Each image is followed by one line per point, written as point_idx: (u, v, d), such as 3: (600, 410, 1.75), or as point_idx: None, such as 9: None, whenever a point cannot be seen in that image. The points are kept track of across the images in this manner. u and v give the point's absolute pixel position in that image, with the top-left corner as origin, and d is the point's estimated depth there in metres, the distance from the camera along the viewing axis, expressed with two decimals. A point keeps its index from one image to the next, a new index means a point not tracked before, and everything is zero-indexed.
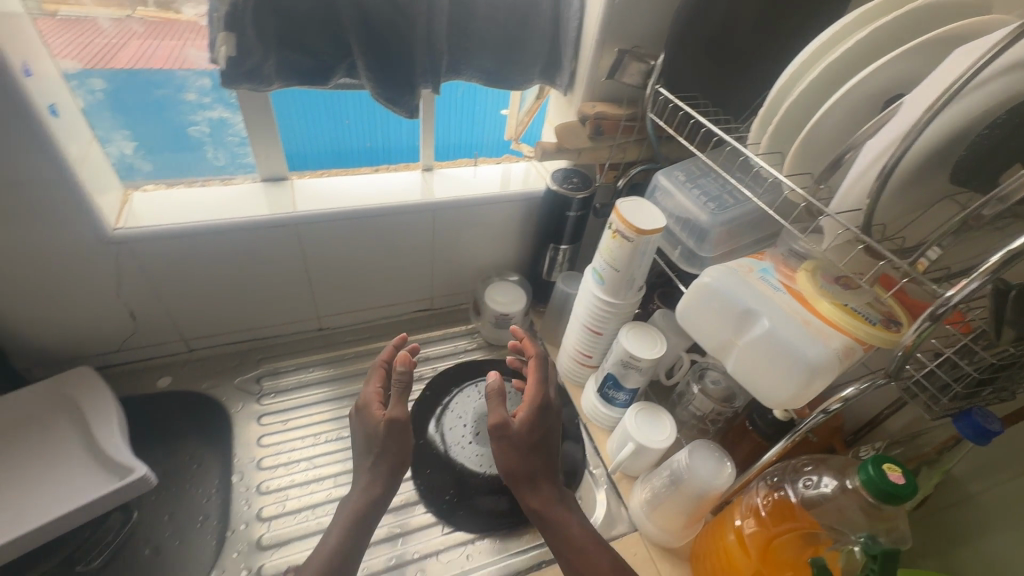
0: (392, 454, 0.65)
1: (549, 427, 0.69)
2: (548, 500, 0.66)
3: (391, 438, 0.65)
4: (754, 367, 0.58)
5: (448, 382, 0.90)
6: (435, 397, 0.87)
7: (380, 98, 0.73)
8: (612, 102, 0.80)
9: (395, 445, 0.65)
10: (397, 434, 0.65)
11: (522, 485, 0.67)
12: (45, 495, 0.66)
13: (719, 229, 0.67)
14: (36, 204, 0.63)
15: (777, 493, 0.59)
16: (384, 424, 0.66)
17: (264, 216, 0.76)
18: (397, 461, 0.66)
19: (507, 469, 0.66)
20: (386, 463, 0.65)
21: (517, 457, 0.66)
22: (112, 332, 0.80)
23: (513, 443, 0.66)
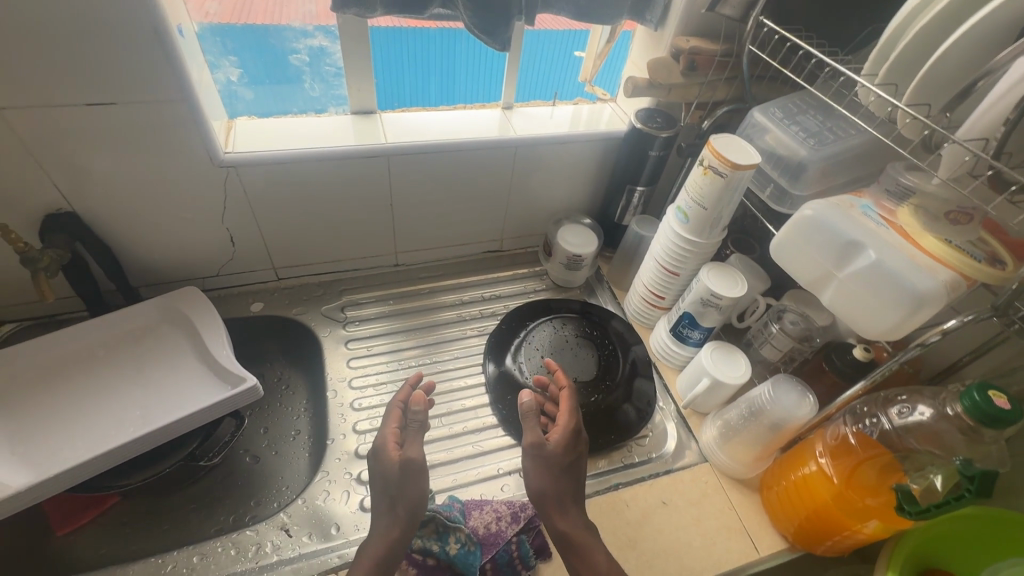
0: (408, 495, 0.62)
1: (577, 463, 0.69)
2: (577, 527, 0.63)
3: (405, 482, 0.63)
4: (855, 298, 0.59)
5: (522, 318, 0.93)
6: (511, 331, 0.91)
7: (476, 30, 0.73)
8: (705, 37, 0.79)
9: (413, 488, 0.63)
10: (408, 482, 0.63)
11: (550, 507, 0.64)
12: (168, 398, 0.73)
13: (819, 164, 0.67)
14: (159, 124, 0.66)
15: (865, 423, 0.61)
16: (400, 464, 0.64)
17: (359, 146, 0.78)
18: (412, 513, 0.62)
19: (537, 488, 0.65)
20: (405, 510, 0.62)
21: (549, 479, 0.66)
22: (213, 256, 0.85)
23: (545, 462, 0.66)
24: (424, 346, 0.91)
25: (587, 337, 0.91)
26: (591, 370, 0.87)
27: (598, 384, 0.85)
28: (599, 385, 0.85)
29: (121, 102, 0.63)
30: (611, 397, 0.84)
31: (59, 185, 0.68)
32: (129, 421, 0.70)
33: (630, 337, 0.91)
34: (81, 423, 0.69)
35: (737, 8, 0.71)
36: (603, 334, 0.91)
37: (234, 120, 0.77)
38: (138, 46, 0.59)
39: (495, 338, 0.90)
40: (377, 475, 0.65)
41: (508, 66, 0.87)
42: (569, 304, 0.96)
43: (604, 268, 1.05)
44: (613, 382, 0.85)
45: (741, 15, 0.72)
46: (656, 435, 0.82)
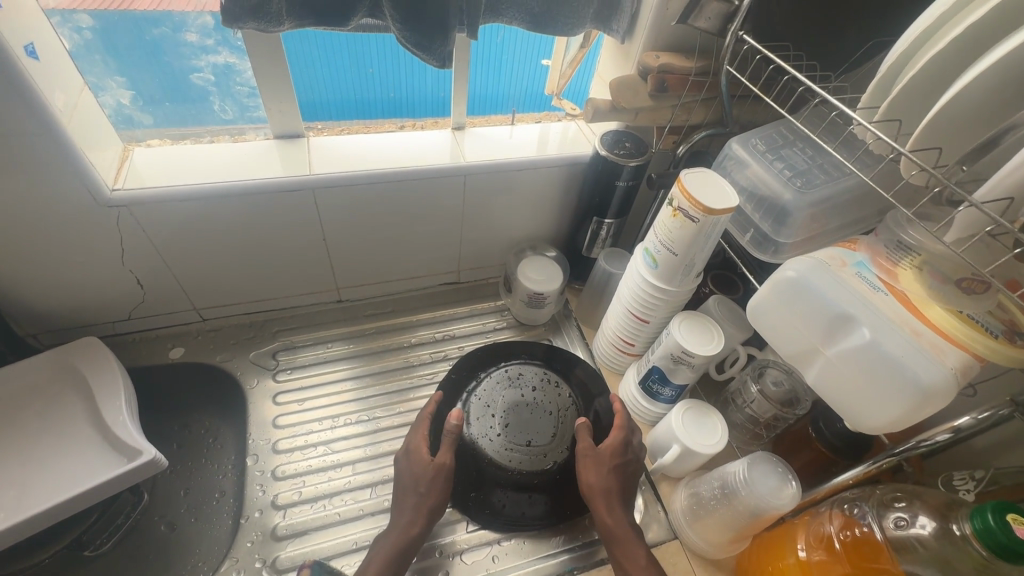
0: (438, 494, 0.65)
1: (631, 469, 0.69)
2: (623, 523, 0.64)
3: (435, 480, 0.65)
4: (844, 382, 0.49)
5: (475, 365, 0.82)
6: (460, 381, 0.80)
7: (407, 44, 0.62)
8: (678, 52, 0.68)
9: (438, 489, 0.65)
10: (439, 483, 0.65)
11: (597, 501, 0.65)
12: (52, 474, 0.63)
13: (806, 211, 0.57)
14: (20, 159, 0.55)
15: (857, 529, 0.51)
16: (431, 468, 0.66)
17: (276, 178, 0.68)
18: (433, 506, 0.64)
19: (588, 482, 0.66)
20: (429, 509, 0.64)
21: (599, 475, 0.67)
22: (120, 299, 0.75)
23: (595, 462, 0.67)
24: (365, 399, 0.81)
25: (546, 390, 0.79)
26: (551, 430, 0.75)
27: (557, 448, 0.73)
28: (559, 449, 0.73)
29: None
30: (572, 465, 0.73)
31: None
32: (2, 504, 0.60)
33: (594, 387, 0.81)
34: None
35: (713, 19, 0.60)
36: (563, 387, 0.80)
37: (131, 148, 0.67)
38: None
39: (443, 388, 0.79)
40: (404, 474, 0.67)
41: (455, 80, 0.76)
42: (529, 347, 0.85)
43: (572, 302, 0.95)
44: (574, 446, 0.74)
45: (718, 28, 0.61)
46: None
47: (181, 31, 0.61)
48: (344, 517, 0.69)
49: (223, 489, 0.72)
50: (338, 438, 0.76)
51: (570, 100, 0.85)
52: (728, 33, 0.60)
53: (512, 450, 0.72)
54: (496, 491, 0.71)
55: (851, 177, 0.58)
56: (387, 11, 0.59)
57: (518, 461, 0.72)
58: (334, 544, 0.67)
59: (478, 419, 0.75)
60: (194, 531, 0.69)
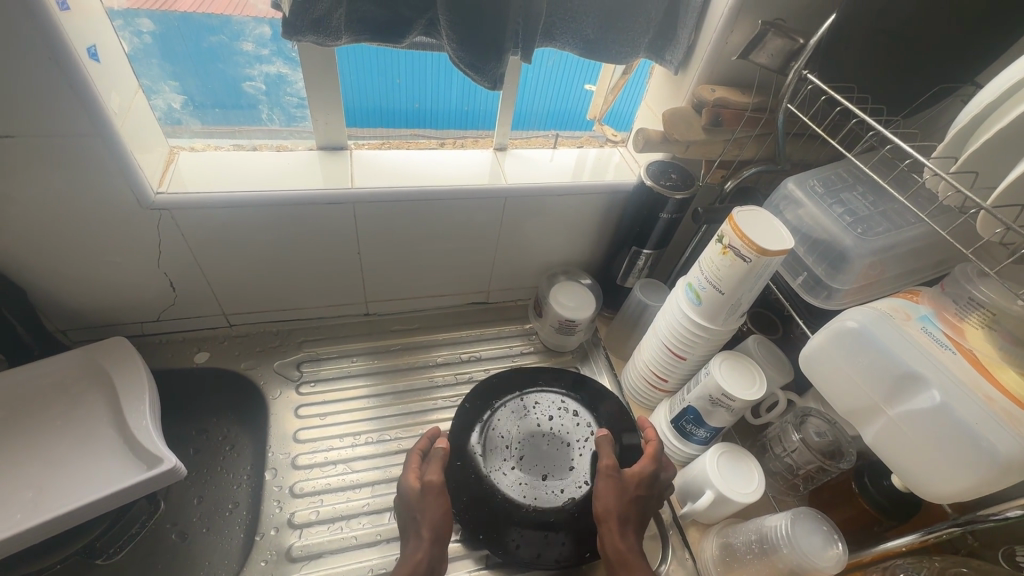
0: (435, 519, 0.61)
1: (651, 504, 0.66)
2: (635, 553, 0.61)
3: (425, 501, 0.63)
4: (906, 445, 0.46)
5: (494, 392, 0.79)
6: (478, 409, 0.77)
7: (460, 65, 0.61)
8: (733, 86, 0.67)
9: (430, 510, 0.62)
10: (431, 502, 0.63)
11: (611, 524, 0.63)
12: (71, 476, 0.62)
13: (866, 258, 0.54)
14: (71, 158, 0.55)
15: None
16: (419, 490, 0.64)
17: (318, 190, 0.67)
18: (434, 527, 0.61)
19: (605, 504, 0.64)
20: (429, 528, 0.61)
21: (619, 499, 0.64)
22: (152, 300, 0.74)
23: (616, 485, 0.65)
24: (386, 418, 0.79)
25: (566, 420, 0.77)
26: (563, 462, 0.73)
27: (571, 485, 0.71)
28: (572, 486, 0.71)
29: (20, 135, 0.52)
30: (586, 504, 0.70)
31: None
32: (19, 505, 0.59)
33: (622, 420, 0.79)
34: None
35: (774, 56, 0.59)
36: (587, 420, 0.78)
37: (177, 151, 0.67)
38: (35, 74, 0.48)
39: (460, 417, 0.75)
40: (400, 508, 0.65)
41: (502, 100, 0.75)
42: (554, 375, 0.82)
43: (602, 330, 0.93)
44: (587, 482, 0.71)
45: (779, 65, 0.60)
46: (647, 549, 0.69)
47: (238, 40, 0.61)
48: (360, 542, 0.66)
49: (238, 499, 0.70)
50: (358, 457, 0.74)
51: (611, 125, 0.85)
52: (790, 70, 0.58)
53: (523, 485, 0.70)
54: (509, 530, 0.67)
55: (915, 226, 0.56)
56: (444, 31, 0.58)
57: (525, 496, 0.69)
58: (348, 569, 0.64)
59: (493, 450, 0.73)
60: (205, 544, 0.67)
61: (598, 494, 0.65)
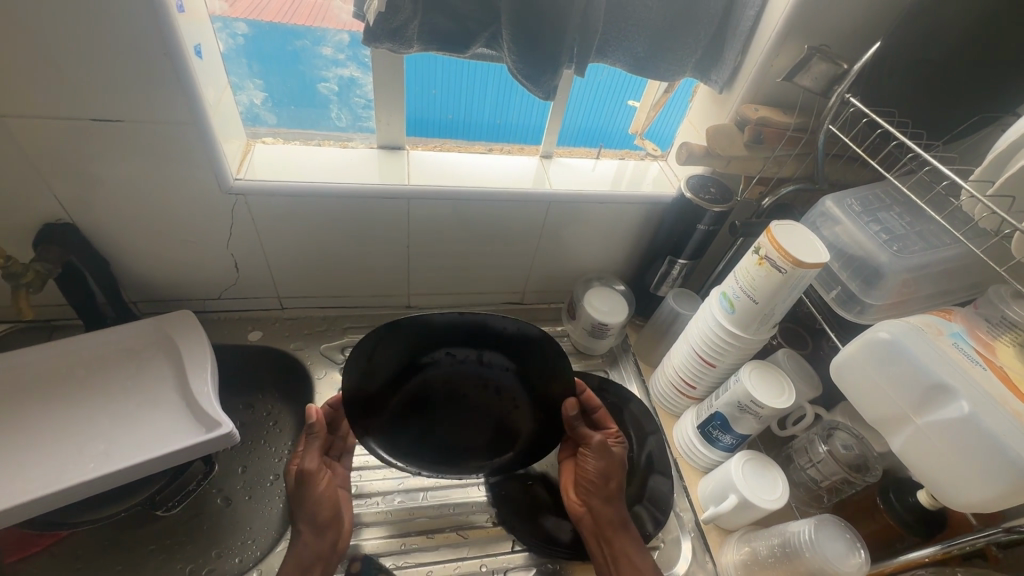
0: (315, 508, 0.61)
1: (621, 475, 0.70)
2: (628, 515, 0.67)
3: (305, 491, 0.61)
4: (933, 453, 0.48)
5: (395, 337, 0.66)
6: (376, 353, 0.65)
7: (518, 76, 0.66)
8: (776, 107, 0.70)
9: (313, 498, 0.61)
10: (310, 494, 0.61)
11: (615, 493, 0.66)
12: (137, 433, 0.67)
13: (900, 275, 0.57)
14: (168, 143, 0.62)
15: None
16: (296, 479, 0.62)
17: (377, 185, 0.72)
18: (315, 519, 0.60)
19: (612, 476, 0.66)
20: (310, 517, 0.60)
21: (618, 470, 0.67)
22: (216, 278, 0.80)
23: (611, 457, 0.67)
24: None
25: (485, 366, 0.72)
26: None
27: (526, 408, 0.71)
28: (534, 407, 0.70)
29: (129, 120, 0.59)
30: (541, 379, 0.70)
31: (58, 195, 0.64)
32: (92, 455, 0.64)
33: (648, 424, 0.81)
34: (41, 449, 0.64)
35: (818, 79, 0.63)
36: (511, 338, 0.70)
37: (254, 143, 0.73)
38: (149, 66, 0.55)
39: (348, 385, 0.62)
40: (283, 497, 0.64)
41: (552, 111, 0.80)
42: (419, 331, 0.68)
43: (631, 337, 0.95)
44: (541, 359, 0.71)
45: (822, 88, 0.63)
46: (667, 548, 0.71)
47: (319, 45, 0.67)
48: (394, 518, 0.70)
49: (279, 471, 0.78)
50: None
51: (651, 140, 0.88)
52: (833, 94, 0.61)
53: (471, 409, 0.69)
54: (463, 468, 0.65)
55: (951, 247, 0.58)
56: (506, 44, 0.63)
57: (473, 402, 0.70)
58: (381, 542, 0.68)
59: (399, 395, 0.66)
60: (248, 510, 0.74)
61: (594, 466, 0.67)
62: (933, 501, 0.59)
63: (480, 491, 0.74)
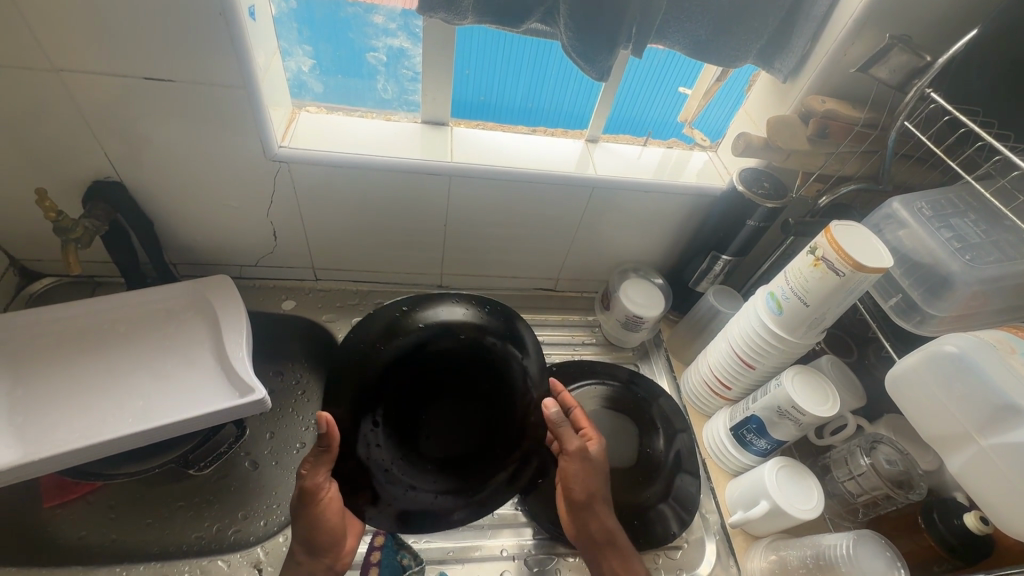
0: (321, 530, 0.56)
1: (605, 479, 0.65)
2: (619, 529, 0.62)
3: (304, 511, 0.56)
4: (994, 477, 0.46)
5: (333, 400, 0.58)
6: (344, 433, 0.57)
7: (572, 54, 0.63)
8: (844, 99, 0.66)
9: (319, 521, 0.56)
10: (310, 516, 0.56)
11: (598, 506, 0.62)
12: (171, 392, 0.68)
13: (971, 286, 0.53)
14: (217, 104, 0.61)
15: None
16: (300, 498, 0.56)
17: (421, 161, 0.71)
18: (311, 542, 0.56)
19: (589, 490, 0.62)
20: (312, 541, 0.56)
21: (597, 480, 0.62)
22: (254, 245, 0.81)
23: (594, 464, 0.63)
24: None
25: (407, 376, 0.61)
26: (607, 430, 0.76)
27: (484, 395, 0.62)
28: (487, 382, 0.62)
29: (181, 80, 0.59)
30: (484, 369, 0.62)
31: (109, 152, 0.65)
32: (131, 410, 0.65)
33: (678, 421, 0.79)
34: (82, 401, 0.65)
35: (896, 71, 0.59)
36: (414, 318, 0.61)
37: (299, 111, 0.73)
38: (204, 24, 0.54)
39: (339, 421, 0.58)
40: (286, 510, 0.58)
41: (601, 93, 0.76)
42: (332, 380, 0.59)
43: (665, 332, 0.93)
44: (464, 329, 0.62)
45: (898, 82, 0.59)
46: (690, 549, 0.70)
47: (370, 13, 0.65)
48: None
49: (305, 439, 0.79)
50: None
51: (701, 130, 0.84)
52: (911, 89, 0.58)
53: (440, 423, 0.62)
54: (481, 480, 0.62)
55: None
56: (562, 20, 0.60)
57: (427, 413, 0.61)
58: None
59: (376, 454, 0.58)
60: (274, 475, 0.75)
61: (575, 472, 0.62)
62: (981, 524, 0.56)
63: None
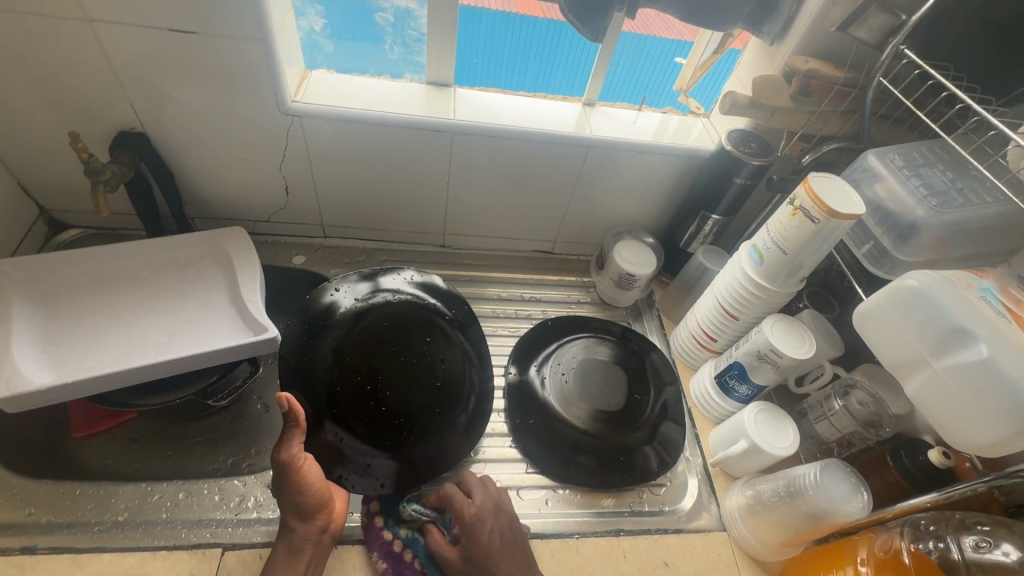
0: (308, 499, 0.60)
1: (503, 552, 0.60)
2: None
3: (285, 483, 0.59)
4: (943, 397, 0.50)
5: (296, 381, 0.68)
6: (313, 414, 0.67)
7: (570, 18, 0.68)
8: (827, 60, 0.69)
9: (301, 491, 0.59)
10: (294, 487, 0.59)
11: None
12: (190, 330, 0.73)
13: (936, 229, 0.57)
14: (235, 57, 0.66)
15: (917, 544, 0.53)
16: (279, 473, 0.59)
17: (425, 118, 0.75)
18: (300, 506, 0.59)
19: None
20: (300, 510, 0.59)
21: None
22: (267, 201, 0.85)
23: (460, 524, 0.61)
24: None
25: (354, 349, 0.71)
26: (598, 379, 0.81)
27: (427, 352, 0.75)
28: (423, 340, 0.75)
29: (203, 33, 0.63)
30: (415, 328, 0.75)
31: (134, 103, 0.70)
32: (154, 345, 0.70)
33: (666, 374, 0.84)
34: (109, 335, 0.70)
35: (874, 31, 0.63)
36: (341, 306, 0.73)
37: (311, 70, 0.77)
38: None
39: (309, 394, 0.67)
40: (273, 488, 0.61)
41: (599, 55, 0.80)
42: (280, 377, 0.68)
43: (657, 293, 0.97)
44: (391, 301, 0.76)
45: (877, 41, 0.63)
46: (674, 488, 0.75)
47: None
48: None
49: None
50: None
51: (696, 99, 0.87)
52: (887, 46, 0.61)
53: (395, 387, 0.71)
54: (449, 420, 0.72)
55: (992, 205, 0.57)
56: None
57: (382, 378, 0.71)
58: None
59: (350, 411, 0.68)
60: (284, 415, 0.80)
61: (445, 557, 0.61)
62: (942, 456, 0.61)
63: (499, 417, 0.78)
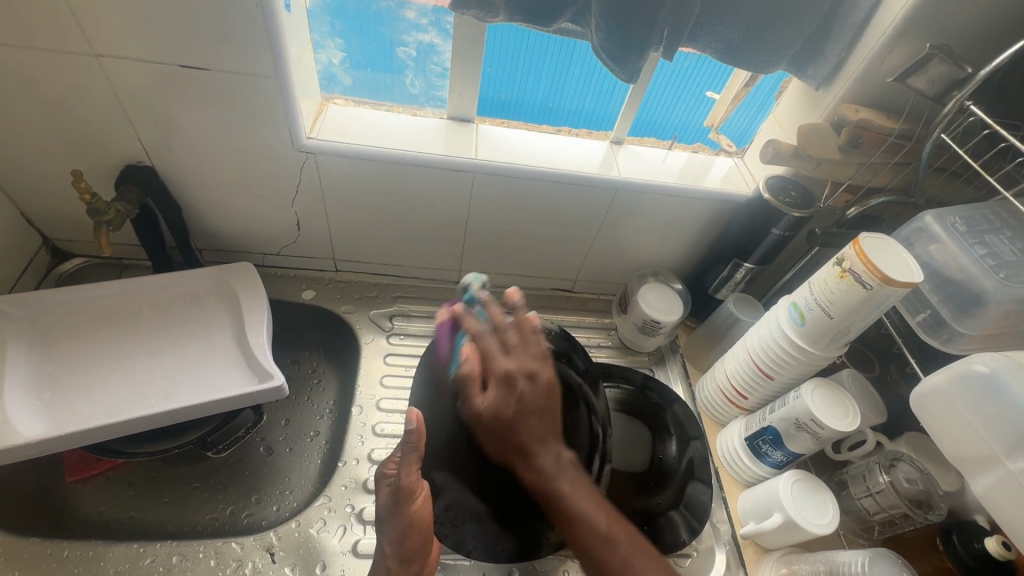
0: (414, 538, 0.54)
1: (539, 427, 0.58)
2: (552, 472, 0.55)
3: (398, 511, 0.54)
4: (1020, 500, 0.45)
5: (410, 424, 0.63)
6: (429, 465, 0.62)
7: (603, 56, 0.62)
8: (877, 109, 0.65)
9: (408, 525, 0.54)
10: (404, 521, 0.53)
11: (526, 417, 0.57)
12: (192, 376, 0.69)
13: (1004, 304, 0.52)
14: (250, 95, 0.63)
15: None
16: (393, 499, 0.54)
17: (446, 157, 0.71)
18: (402, 544, 0.53)
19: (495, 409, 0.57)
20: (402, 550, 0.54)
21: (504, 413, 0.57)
22: (277, 234, 0.82)
23: (519, 390, 0.58)
24: None
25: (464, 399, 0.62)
26: (619, 435, 0.77)
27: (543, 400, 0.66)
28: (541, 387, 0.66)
29: (216, 69, 0.60)
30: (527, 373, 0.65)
31: (142, 137, 0.67)
32: (153, 391, 0.67)
33: (692, 428, 0.78)
34: (107, 380, 0.67)
35: (934, 82, 0.59)
36: (443, 354, 0.62)
37: (328, 104, 0.74)
38: (242, 16, 0.56)
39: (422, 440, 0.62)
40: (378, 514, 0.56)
41: (629, 95, 0.76)
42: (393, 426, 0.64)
43: (682, 338, 0.92)
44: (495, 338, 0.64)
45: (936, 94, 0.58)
46: (700, 558, 0.70)
47: (401, 8, 0.66)
48: None
49: (319, 428, 0.80)
50: None
51: (727, 135, 0.82)
52: (950, 101, 0.57)
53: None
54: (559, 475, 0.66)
55: None
56: (594, 20, 0.59)
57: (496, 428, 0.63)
58: None
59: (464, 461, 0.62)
60: (288, 462, 0.76)
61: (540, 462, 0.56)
62: (1004, 548, 0.55)
63: None
